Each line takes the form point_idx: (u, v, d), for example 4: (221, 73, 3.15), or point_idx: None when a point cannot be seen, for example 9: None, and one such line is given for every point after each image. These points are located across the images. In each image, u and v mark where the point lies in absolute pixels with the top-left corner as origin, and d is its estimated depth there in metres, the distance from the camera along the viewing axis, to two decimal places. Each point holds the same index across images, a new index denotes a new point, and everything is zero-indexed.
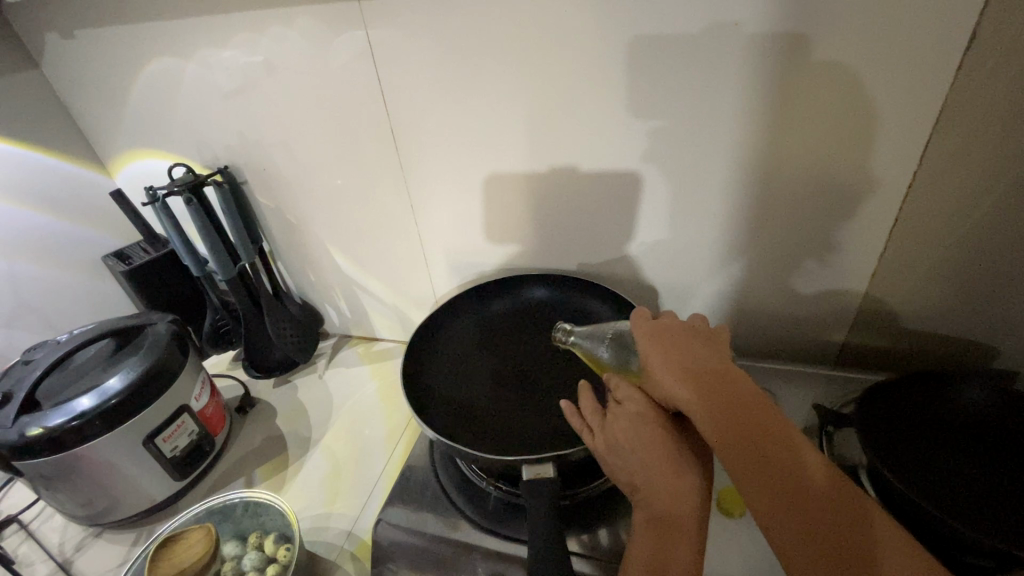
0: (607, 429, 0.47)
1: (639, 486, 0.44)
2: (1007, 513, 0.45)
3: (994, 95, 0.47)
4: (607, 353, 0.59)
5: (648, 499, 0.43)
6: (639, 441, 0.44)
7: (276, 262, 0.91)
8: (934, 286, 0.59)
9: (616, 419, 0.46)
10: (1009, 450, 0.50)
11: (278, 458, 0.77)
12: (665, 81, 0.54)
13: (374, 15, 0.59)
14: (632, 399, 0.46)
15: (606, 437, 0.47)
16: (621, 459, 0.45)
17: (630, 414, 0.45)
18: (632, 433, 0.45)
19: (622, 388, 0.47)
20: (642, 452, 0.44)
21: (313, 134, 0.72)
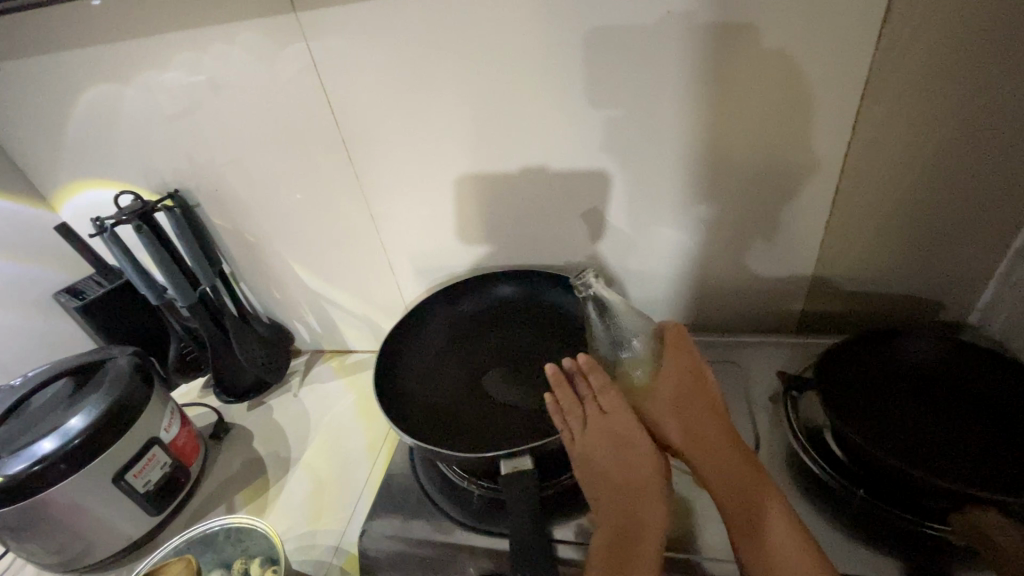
0: (587, 430, 0.55)
1: (608, 487, 0.53)
2: (957, 462, 0.48)
3: (913, 64, 0.50)
4: (603, 350, 0.61)
5: (614, 501, 0.52)
6: (616, 447, 0.54)
7: (238, 284, 0.89)
8: (880, 249, 0.62)
9: (600, 424, 0.55)
10: (959, 397, 0.53)
11: (258, 481, 0.76)
12: (606, 72, 0.56)
13: (316, 27, 0.59)
14: (621, 410, 0.56)
15: (584, 437, 0.55)
16: (597, 459, 0.54)
17: (617, 423, 0.56)
18: (616, 437, 0.55)
19: (610, 402, 0.57)
20: (618, 456, 0.54)
21: (263, 151, 0.71)
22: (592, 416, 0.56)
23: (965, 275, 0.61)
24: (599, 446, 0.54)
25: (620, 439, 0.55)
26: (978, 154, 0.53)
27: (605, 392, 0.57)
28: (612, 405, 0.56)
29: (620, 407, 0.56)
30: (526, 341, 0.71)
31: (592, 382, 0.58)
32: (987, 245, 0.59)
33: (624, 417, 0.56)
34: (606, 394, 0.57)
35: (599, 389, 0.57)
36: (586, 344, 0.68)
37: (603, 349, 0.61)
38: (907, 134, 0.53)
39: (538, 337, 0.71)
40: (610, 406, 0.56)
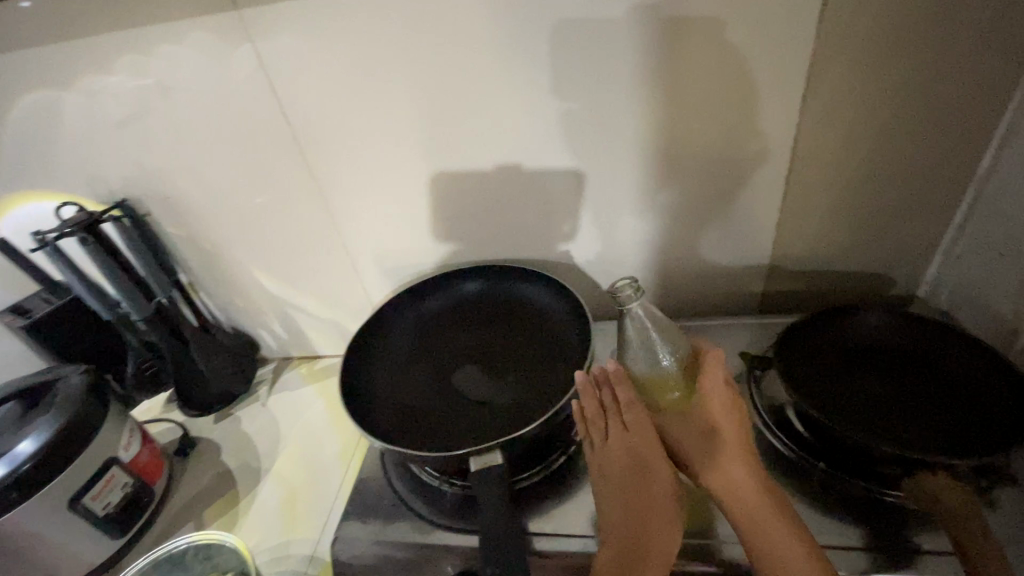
0: (607, 446, 0.54)
1: (620, 507, 0.51)
2: (908, 429, 0.50)
3: (851, 48, 0.51)
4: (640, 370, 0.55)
5: (620, 530, 0.49)
6: (632, 469, 0.52)
7: (198, 294, 0.85)
8: (832, 228, 0.64)
9: (620, 440, 0.54)
10: (910, 365, 0.55)
11: (229, 494, 0.74)
12: (558, 63, 0.56)
13: (261, 25, 0.57)
14: (643, 431, 0.53)
15: (602, 452, 0.54)
16: (611, 478, 0.52)
17: (637, 443, 0.53)
18: (633, 457, 0.52)
19: (634, 416, 0.54)
20: (632, 478, 0.52)
21: (215, 155, 0.68)
22: (612, 431, 0.54)
23: (911, 250, 0.64)
24: (617, 464, 0.53)
25: (638, 461, 0.52)
26: (918, 132, 0.55)
27: (631, 406, 0.55)
28: (636, 420, 0.54)
29: (643, 426, 0.54)
30: (495, 336, 0.70)
31: (619, 395, 0.55)
32: (930, 220, 0.61)
33: (646, 438, 0.53)
34: (632, 410, 0.54)
35: (625, 402, 0.55)
36: (555, 336, 0.68)
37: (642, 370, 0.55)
38: (851, 115, 0.55)
39: (507, 331, 0.71)
40: (633, 422, 0.54)
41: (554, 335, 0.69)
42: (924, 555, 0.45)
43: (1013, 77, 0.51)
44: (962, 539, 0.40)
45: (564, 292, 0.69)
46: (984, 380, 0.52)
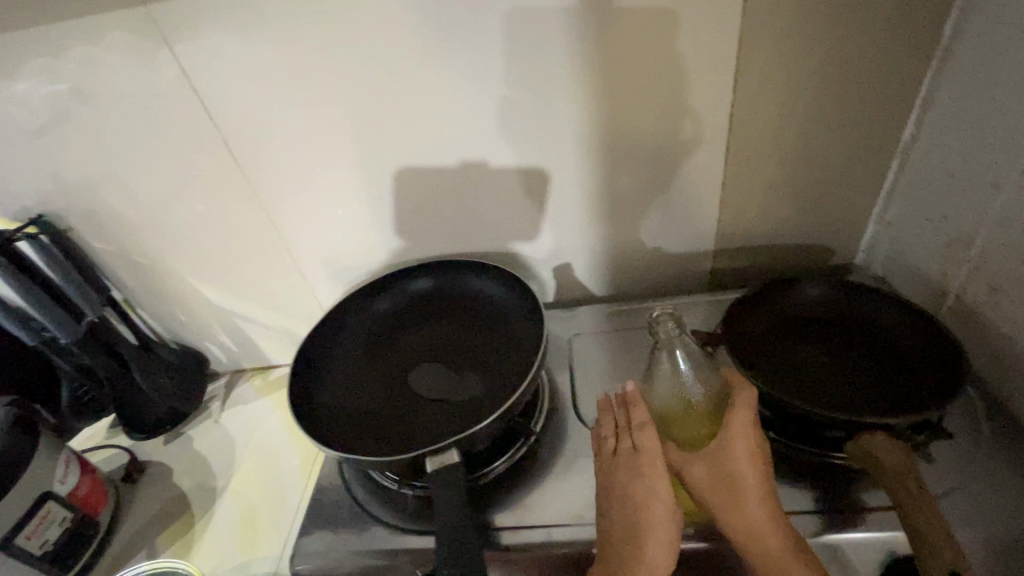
0: (614, 469, 0.48)
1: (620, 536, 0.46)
2: (847, 395, 0.53)
3: (777, 25, 0.52)
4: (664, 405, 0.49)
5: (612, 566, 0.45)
6: (635, 498, 0.46)
7: (134, 311, 0.79)
8: (773, 204, 0.65)
9: (629, 463, 0.47)
10: (845, 332, 0.58)
11: (183, 518, 0.71)
12: (493, 51, 0.55)
13: (176, 21, 0.54)
14: (654, 458, 0.47)
15: (607, 475, 0.49)
16: (614, 506, 0.47)
17: (646, 470, 0.46)
18: (638, 485, 0.46)
19: (647, 440, 0.47)
20: (634, 508, 0.46)
21: (137, 163, 0.64)
22: (622, 452, 0.49)
23: (846, 220, 0.66)
24: (622, 489, 0.47)
25: (643, 489, 0.46)
26: (845, 105, 0.57)
27: (644, 430, 0.48)
28: (648, 444, 0.47)
29: (655, 452, 0.47)
30: (450, 333, 0.69)
31: (635, 415, 0.49)
32: (861, 189, 0.64)
33: (657, 464, 0.46)
34: (644, 432, 0.48)
35: (638, 423, 0.48)
36: (511, 328, 0.68)
37: (665, 405, 0.49)
38: (782, 91, 0.56)
39: (462, 327, 0.69)
40: (644, 445, 0.47)
41: (509, 327, 0.68)
42: (870, 510, 0.47)
43: (926, 48, 0.53)
44: (898, 493, 0.42)
45: (517, 283, 0.68)
46: (915, 340, 0.55)
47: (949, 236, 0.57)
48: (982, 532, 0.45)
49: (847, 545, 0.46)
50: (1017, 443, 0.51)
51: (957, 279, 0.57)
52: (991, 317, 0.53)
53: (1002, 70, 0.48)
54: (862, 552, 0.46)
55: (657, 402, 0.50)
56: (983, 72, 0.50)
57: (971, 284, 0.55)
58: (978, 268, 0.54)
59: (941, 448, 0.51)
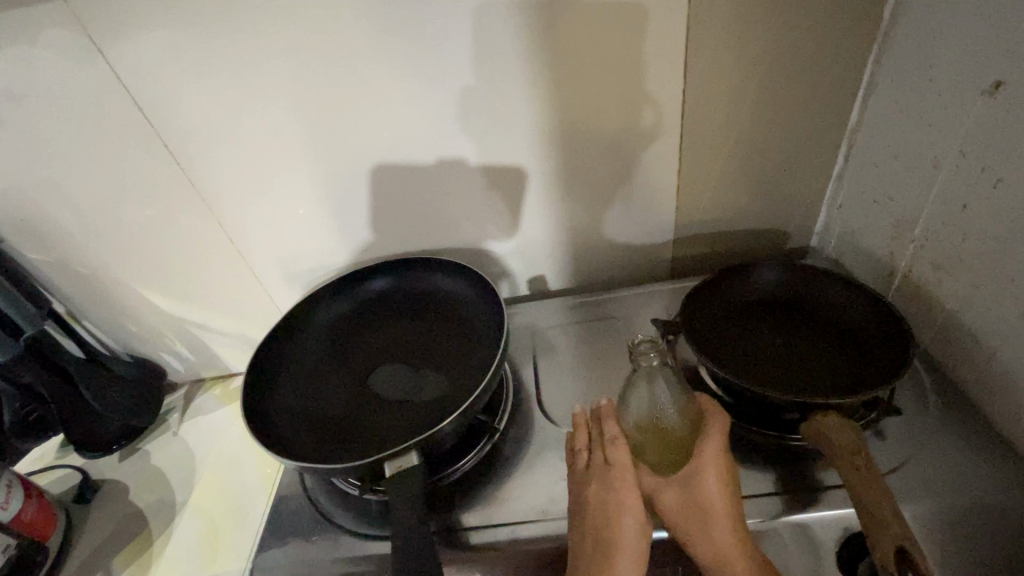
0: (586, 483, 0.48)
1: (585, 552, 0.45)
2: (800, 377, 0.54)
3: (723, 12, 0.52)
4: (633, 428, 0.49)
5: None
6: (603, 515, 0.45)
7: (79, 323, 0.75)
8: (729, 190, 0.66)
9: (600, 476, 0.48)
10: (798, 316, 0.60)
11: (140, 536, 0.69)
12: (440, 44, 0.54)
13: (99, 17, 0.50)
14: (625, 473, 0.47)
15: (579, 488, 0.49)
16: (582, 522, 0.47)
17: (615, 484, 0.46)
18: (606, 501, 0.46)
19: (618, 453, 0.47)
20: (600, 524, 0.45)
21: (70, 169, 0.60)
22: (595, 466, 0.49)
23: (799, 204, 0.68)
24: (591, 503, 0.47)
25: (612, 505, 0.46)
26: (793, 91, 0.58)
27: (616, 444, 0.48)
28: (619, 458, 0.47)
29: (625, 466, 0.47)
30: (412, 332, 0.68)
31: (609, 429, 0.50)
32: (813, 173, 0.65)
33: (627, 479, 0.47)
34: (616, 445, 0.48)
35: (610, 437, 0.49)
36: (473, 324, 0.67)
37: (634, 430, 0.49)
38: (731, 77, 0.57)
39: (424, 326, 0.68)
40: (616, 460, 0.47)
41: (472, 323, 0.67)
42: (828, 489, 0.48)
43: (868, 32, 0.54)
44: (848, 472, 0.43)
45: (478, 279, 0.67)
46: (864, 320, 0.56)
47: (896, 217, 0.58)
48: (931, 504, 0.46)
49: (815, 524, 0.46)
50: (963, 415, 0.52)
51: (904, 258, 0.58)
52: (936, 294, 0.55)
53: (938, 53, 0.49)
54: (831, 532, 0.46)
55: (630, 425, 0.49)
56: (921, 55, 0.51)
57: (917, 262, 0.56)
58: (923, 247, 0.55)
59: (892, 425, 0.52)
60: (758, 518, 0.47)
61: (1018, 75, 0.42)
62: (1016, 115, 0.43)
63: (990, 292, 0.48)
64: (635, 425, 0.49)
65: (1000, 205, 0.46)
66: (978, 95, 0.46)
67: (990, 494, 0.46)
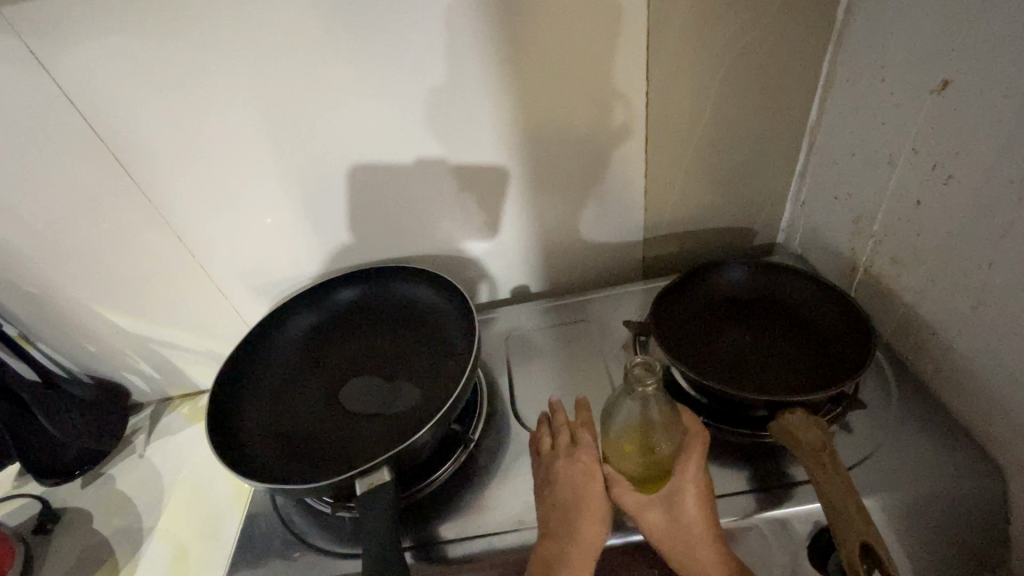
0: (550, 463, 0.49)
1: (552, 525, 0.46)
2: (767, 374, 0.55)
3: (682, 14, 0.52)
4: (615, 441, 0.47)
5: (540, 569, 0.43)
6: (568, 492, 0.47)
7: (32, 346, 0.72)
8: (695, 190, 0.67)
9: (567, 453, 0.49)
10: (764, 312, 0.61)
11: (106, 564, 0.66)
12: (402, 50, 0.53)
13: (36, 27, 0.48)
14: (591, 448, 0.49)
15: (546, 464, 0.50)
16: (547, 499, 0.48)
17: (579, 462, 0.48)
18: (572, 474, 0.47)
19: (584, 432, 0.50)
20: (567, 500, 0.46)
21: (13, 186, 0.57)
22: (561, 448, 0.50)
23: (764, 201, 0.69)
24: (556, 480, 0.48)
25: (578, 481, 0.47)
26: (753, 91, 0.58)
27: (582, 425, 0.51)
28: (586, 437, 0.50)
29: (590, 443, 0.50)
30: (383, 342, 0.67)
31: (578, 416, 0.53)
32: (776, 170, 0.66)
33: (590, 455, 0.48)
34: (581, 428, 0.51)
35: (581, 421, 0.52)
36: (446, 332, 0.66)
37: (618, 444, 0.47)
38: (693, 77, 0.57)
39: (395, 335, 0.67)
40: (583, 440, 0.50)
41: (444, 332, 0.66)
42: (798, 485, 0.49)
43: (823, 31, 0.55)
44: (814, 469, 0.43)
45: (449, 286, 0.66)
46: (828, 315, 0.58)
47: (855, 212, 0.60)
48: (895, 495, 0.47)
49: (791, 518, 0.47)
50: (923, 404, 0.54)
51: (865, 253, 0.60)
52: (895, 288, 0.56)
53: (890, 52, 0.50)
54: (805, 526, 0.47)
55: (614, 434, 0.47)
56: (873, 55, 0.52)
57: (877, 257, 0.58)
58: (881, 241, 0.57)
59: (857, 418, 0.54)
60: (733, 516, 0.48)
61: (965, 74, 0.43)
62: (964, 113, 0.44)
63: (945, 284, 0.50)
64: (620, 438, 0.47)
65: (952, 200, 0.47)
66: (928, 94, 0.47)
67: (950, 481, 0.47)
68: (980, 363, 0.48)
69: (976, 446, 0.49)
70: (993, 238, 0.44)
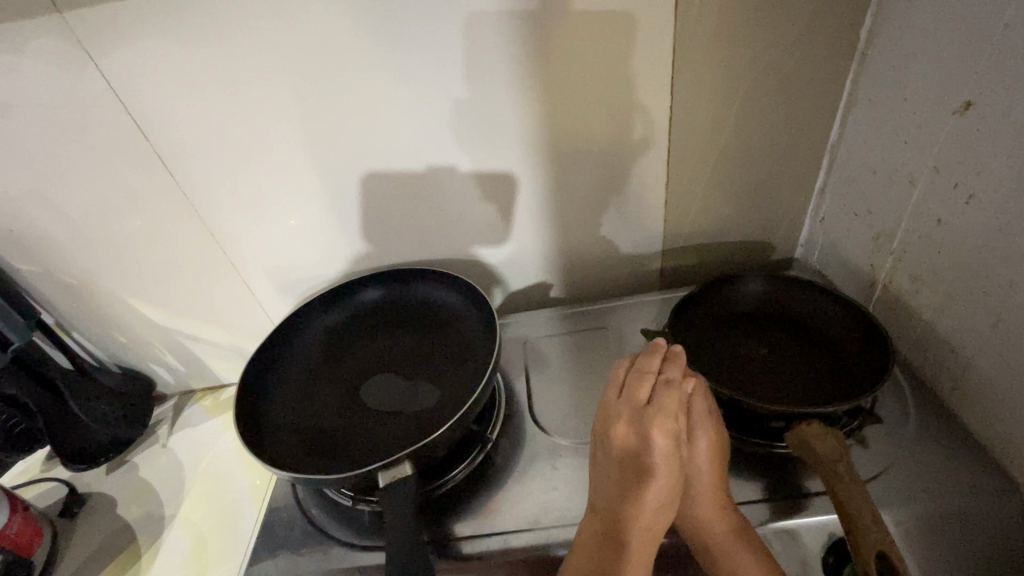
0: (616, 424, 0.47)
1: (613, 492, 0.45)
2: (786, 385, 0.55)
3: (708, 30, 0.54)
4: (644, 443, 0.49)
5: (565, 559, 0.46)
6: (630, 461, 0.45)
7: (68, 334, 0.75)
8: (714, 203, 0.68)
9: (637, 416, 0.46)
10: (783, 326, 0.61)
11: (128, 549, 0.68)
12: (436, 62, 0.55)
13: (93, 31, 0.51)
14: (667, 416, 0.45)
15: (608, 425, 0.47)
16: (610, 465, 0.46)
17: (648, 431, 0.45)
18: (635, 442, 0.45)
19: (669, 397, 0.46)
20: (635, 468, 0.44)
21: (60, 179, 0.60)
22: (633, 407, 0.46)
23: (782, 215, 0.70)
24: (618, 446, 0.46)
25: (642, 453, 0.44)
26: (775, 108, 0.60)
27: (671, 388, 0.46)
28: (671, 402, 0.46)
29: (670, 410, 0.45)
30: (403, 343, 0.69)
31: (665, 367, 0.48)
32: (796, 186, 0.67)
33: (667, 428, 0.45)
34: (669, 390, 0.46)
35: (666, 378, 0.47)
36: (465, 335, 0.68)
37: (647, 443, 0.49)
38: (716, 92, 0.58)
39: (415, 337, 0.69)
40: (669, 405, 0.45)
41: (463, 334, 0.68)
42: (813, 496, 0.49)
43: (846, 51, 0.56)
44: (829, 480, 0.44)
45: (470, 291, 0.68)
46: (845, 330, 0.58)
47: (874, 230, 0.60)
48: (909, 510, 0.48)
49: (804, 529, 0.48)
50: (941, 421, 0.54)
51: (884, 270, 0.60)
52: (914, 304, 0.56)
53: (912, 72, 0.51)
54: (818, 538, 0.47)
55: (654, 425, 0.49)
56: (896, 75, 0.53)
57: (896, 273, 0.58)
58: (901, 258, 0.57)
59: (873, 434, 0.54)
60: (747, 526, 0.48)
61: (987, 96, 0.44)
62: (986, 133, 0.45)
63: (964, 302, 0.50)
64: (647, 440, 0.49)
65: (973, 219, 0.48)
66: (950, 114, 0.48)
67: (968, 500, 0.48)
68: (998, 381, 0.48)
69: (994, 466, 0.49)
70: (1012, 257, 0.45)
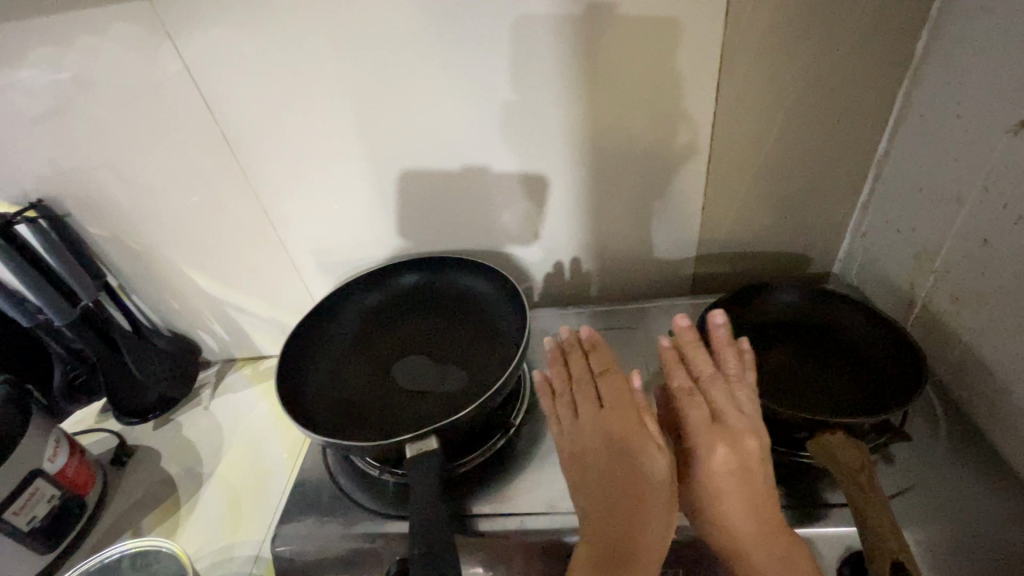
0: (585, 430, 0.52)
1: (602, 495, 0.48)
2: (815, 394, 0.55)
3: (757, 38, 0.54)
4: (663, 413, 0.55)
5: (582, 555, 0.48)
6: (609, 465, 0.49)
7: (128, 296, 0.80)
8: (752, 212, 0.68)
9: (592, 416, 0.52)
10: (816, 337, 0.61)
11: (169, 500, 0.73)
12: (487, 60, 0.57)
13: (175, 15, 0.55)
14: (617, 411, 0.51)
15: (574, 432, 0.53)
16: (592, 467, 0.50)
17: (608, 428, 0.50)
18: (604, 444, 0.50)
19: (610, 392, 0.52)
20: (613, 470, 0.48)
21: (133, 151, 0.65)
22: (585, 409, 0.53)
23: (821, 228, 0.69)
24: (591, 450, 0.50)
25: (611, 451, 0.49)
26: (821, 119, 0.59)
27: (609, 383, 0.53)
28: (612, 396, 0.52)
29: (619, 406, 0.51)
30: (435, 327, 0.71)
31: (597, 364, 0.55)
32: (837, 200, 0.66)
33: (622, 416, 0.50)
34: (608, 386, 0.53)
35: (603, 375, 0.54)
36: (495, 325, 0.69)
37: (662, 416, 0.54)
38: (761, 100, 0.58)
39: (447, 322, 0.71)
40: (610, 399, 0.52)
41: (493, 324, 0.70)
42: (832, 507, 0.49)
43: (899, 64, 0.56)
44: (852, 492, 0.44)
45: (503, 282, 0.70)
46: (880, 347, 0.57)
47: (917, 248, 0.59)
48: (932, 531, 0.47)
49: (822, 540, 0.47)
50: (974, 446, 0.53)
51: (924, 288, 0.59)
52: (954, 325, 0.55)
53: (968, 89, 0.51)
54: (834, 550, 0.47)
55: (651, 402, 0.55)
56: (950, 90, 0.52)
57: (937, 293, 0.57)
58: (943, 278, 0.56)
59: (901, 452, 0.53)
60: None
61: None
62: None
63: (1007, 327, 0.49)
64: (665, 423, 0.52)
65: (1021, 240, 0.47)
66: (1004, 133, 0.47)
67: (995, 528, 0.47)
68: None
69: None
70: None
